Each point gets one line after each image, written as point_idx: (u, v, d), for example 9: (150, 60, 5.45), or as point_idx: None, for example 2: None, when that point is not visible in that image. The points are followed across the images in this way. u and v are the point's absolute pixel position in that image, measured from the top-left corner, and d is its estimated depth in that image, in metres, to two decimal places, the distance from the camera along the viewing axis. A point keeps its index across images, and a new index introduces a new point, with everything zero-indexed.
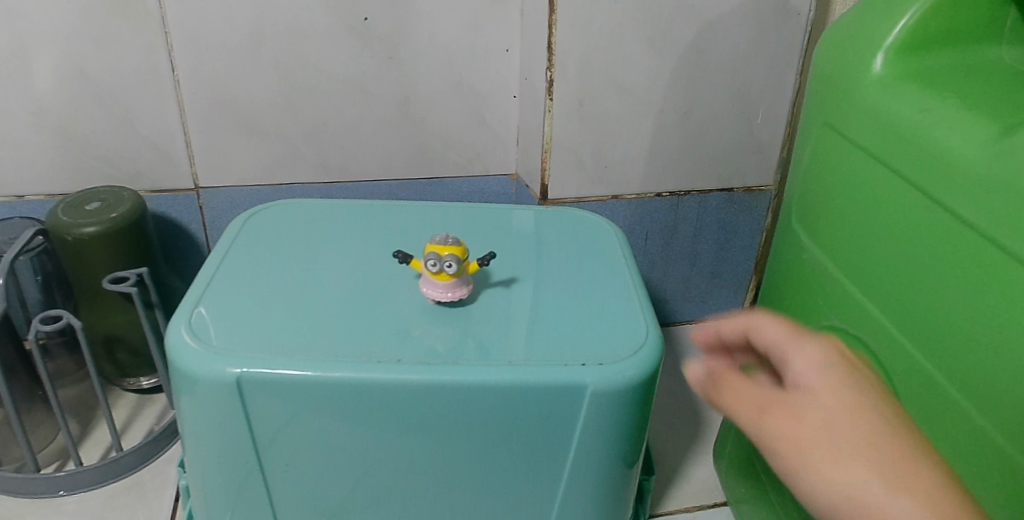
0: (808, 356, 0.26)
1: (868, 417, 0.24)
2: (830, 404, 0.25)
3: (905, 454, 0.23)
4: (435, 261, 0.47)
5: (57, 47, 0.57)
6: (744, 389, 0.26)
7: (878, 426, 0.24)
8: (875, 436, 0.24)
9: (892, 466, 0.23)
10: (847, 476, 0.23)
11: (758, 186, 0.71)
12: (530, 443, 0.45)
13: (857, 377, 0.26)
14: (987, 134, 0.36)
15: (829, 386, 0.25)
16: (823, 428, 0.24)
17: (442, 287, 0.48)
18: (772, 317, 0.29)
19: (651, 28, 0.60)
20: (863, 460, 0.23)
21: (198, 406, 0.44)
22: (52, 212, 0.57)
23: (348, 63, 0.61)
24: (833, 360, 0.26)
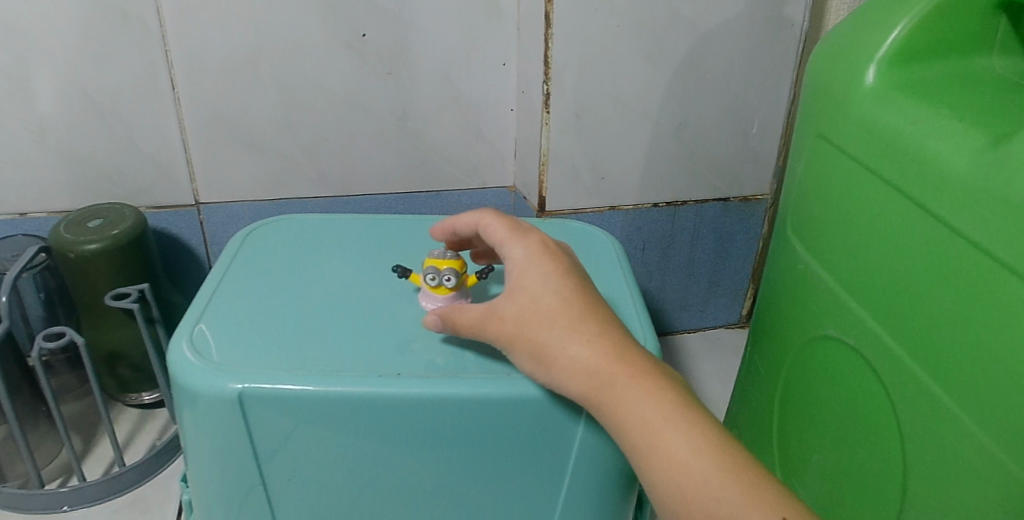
0: (514, 255, 0.42)
1: (531, 305, 0.39)
2: (509, 305, 0.40)
3: (552, 317, 0.38)
4: (433, 275, 0.48)
5: (59, 67, 0.57)
6: (469, 316, 0.42)
7: (540, 304, 0.39)
8: (528, 309, 0.39)
9: (532, 323, 0.39)
10: (525, 342, 0.39)
11: (754, 196, 0.71)
12: (530, 455, 0.45)
13: (537, 273, 0.40)
14: (979, 146, 0.36)
15: (515, 287, 0.40)
16: (506, 319, 0.40)
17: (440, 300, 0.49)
18: (496, 216, 0.44)
19: (646, 41, 0.60)
20: (515, 331, 0.39)
21: (200, 422, 0.44)
22: (55, 229, 0.57)
23: (346, 78, 0.62)
24: (527, 256, 0.41)
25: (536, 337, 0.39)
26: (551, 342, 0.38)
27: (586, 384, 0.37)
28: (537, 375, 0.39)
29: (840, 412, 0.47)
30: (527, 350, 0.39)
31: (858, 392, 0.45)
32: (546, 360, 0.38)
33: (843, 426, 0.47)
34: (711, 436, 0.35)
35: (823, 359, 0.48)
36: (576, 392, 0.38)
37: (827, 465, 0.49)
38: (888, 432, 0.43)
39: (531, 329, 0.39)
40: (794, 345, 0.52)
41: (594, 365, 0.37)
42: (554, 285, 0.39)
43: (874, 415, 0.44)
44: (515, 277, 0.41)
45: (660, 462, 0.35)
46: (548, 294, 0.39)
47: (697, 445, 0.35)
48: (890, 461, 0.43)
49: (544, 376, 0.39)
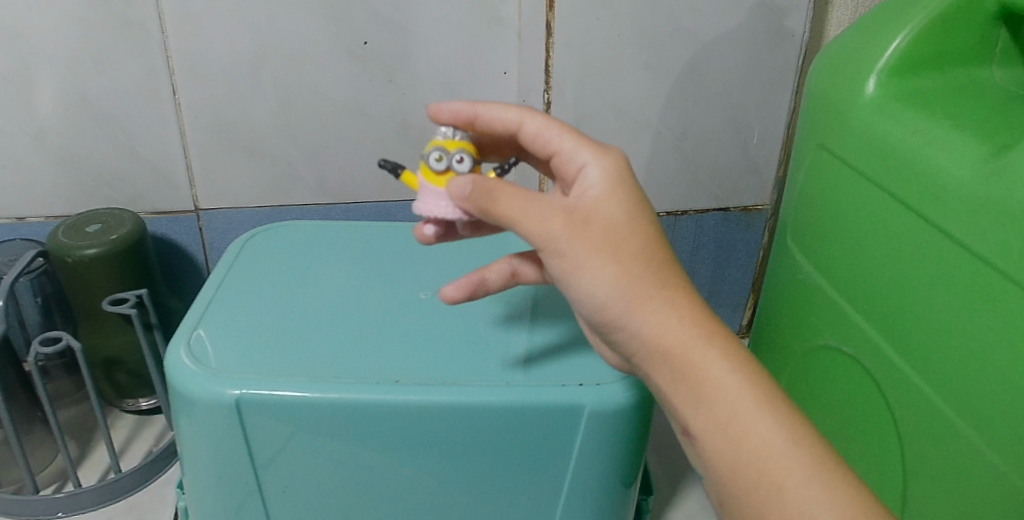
0: (591, 165, 0.35)
1: (626, 229, 0.34)
2: (583, 225, 0.34)
3: (649, 250, 0.34)
4: (442, 155, 0.38)
5: (59, 72, 0.57)
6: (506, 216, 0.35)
7: (638, 231, 0.34)
8: (619, 233, 0.34)
9: (623, 248, 0.34)
10: (611, 264, 0.34)
11: (754, 206, 0.71)
12: (529, 463, 0.45)
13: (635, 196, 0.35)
14: (979, 157, 0.36)
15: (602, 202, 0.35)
16: (579, 240, 0.34)
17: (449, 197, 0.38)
18: (560, 126, 0.37)
19: (647, 51, 0.60)
20: (595, 247, 0.34)
21: (197, 427, 0.44)
22: (53, 234, 0.57)
23: (345, 86, 0.61)
24: (608, 175, 0.35)
25: (626, 262, 0.34)
26: (641, 276, 0.34)
27: (663, 331, 0.34)
28: (599, 300, 0.35)
29: (841, 422, 0.47)
30: (608, 271, 0.34)
31: (859, 403, 0.45)
32: (630, 292, 0.34)
33: (844, 437, 0.47)
34: (791, 411, 0.32)
35: (823, 369, 0.48)
36: (644, 334, 0.34)
37: None
38: (887, 443, 0.43)
39: (621, 255, 0.34)
40: (795, 355, 0.51)
41: (676, 314, 0.34)
42: (654, 218, 0.35)
43: (874, 424, 0.44)
44: (605, 192, 0.35)
45: (744, 455, 0.32)
46: (645, 221, 0.35)
47: (773, 421, 0.32)
48: (890, 471, 0.43)
49: (608, 299, 0.34)
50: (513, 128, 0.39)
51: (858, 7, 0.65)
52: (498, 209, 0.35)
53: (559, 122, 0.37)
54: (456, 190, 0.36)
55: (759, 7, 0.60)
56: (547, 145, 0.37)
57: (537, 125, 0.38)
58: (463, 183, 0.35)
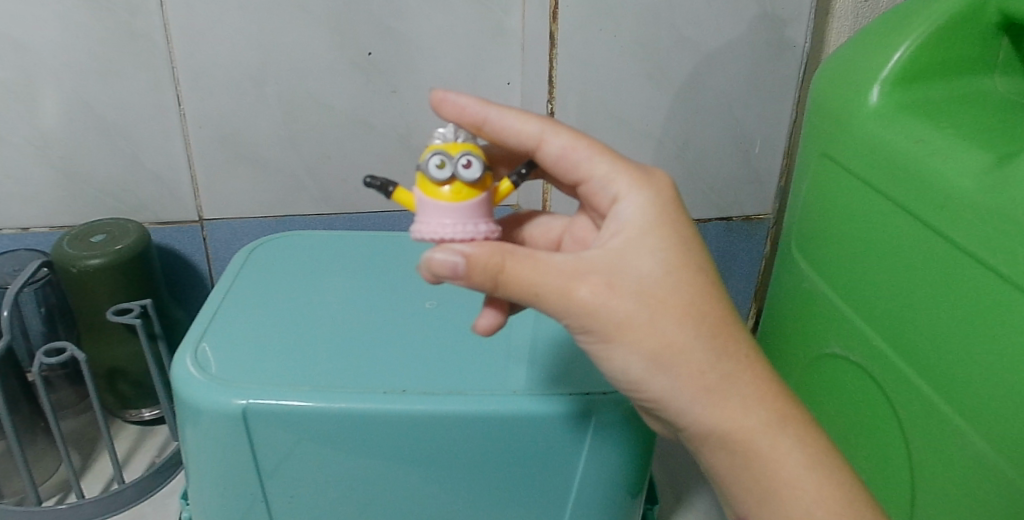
0: (632, 208, 0.34)
1: (659, 289, 0.32)
2: (626, 276, 0.32)
3: (682, 309, 0.32)
4: (445, 161, 0.33)
5: (65, 83, 0.57)
6: (519, 277, 0.31)
7: (668, 287, 0.32)
8: (656, 295, 0.32)
9: (653, 308, 0.32)
10: (645, 338, 0.32)
11: (756, 215, 0.71)
12: (535, 473, 0.45)
13: (659, 239, 0.33)
14: (982, 165, 0.37)
15: (621, 253, 0.32)
16: (623, 295, 0.32)
17: (453, 215, 0.34)
18: (588, 144, 0.35)
19: (650, 62, 0.61)
20: (627, 317, 0.32)
21: (202, 438, 0.44)
22: (57, 244, 0.57)
23: (349, 97, 0.61)
24: (649, 214, 0.33)
25: (659, 331, 0.32)
26: (680, 346, 0.32)
27: (711, 401, 0.33)
28: (633, 372, 0.33)
29: (848, 431, 0.47)
30: (643, 345, 0.32)
31: (865, 412, 0.45)
32: (668, 363, 0.33)
33: (850, 446, 0.47)
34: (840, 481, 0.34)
35: (828, 377, 0.48)
36: (688, 405, 0.34)
37: None
38: (893, 451, 0.43)
39: (656, 323, 0.32)
40: (800, 364, 0.51)
41: (718, 380, 0.33)
42: (680, 264, 0.33)
43: (879, 432, 0.44)
44: (629, 243, 0.33)
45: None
46: (672, 270, 0.32)
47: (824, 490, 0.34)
48: (896, 479, 0.43)
49: (642, 371, 0.33)
50: (530, 145, 0.36)
51: (857, 18, 0.65)
52: (505, 285, 0.32)
53: (585, 140, 0.36)
54: (440, 268, 0.32)
55: (761, 18, 0.61)
56: (573, 165, 0.36)
57: (562, 142, 0.35)
58: (446, 258, 0.31)
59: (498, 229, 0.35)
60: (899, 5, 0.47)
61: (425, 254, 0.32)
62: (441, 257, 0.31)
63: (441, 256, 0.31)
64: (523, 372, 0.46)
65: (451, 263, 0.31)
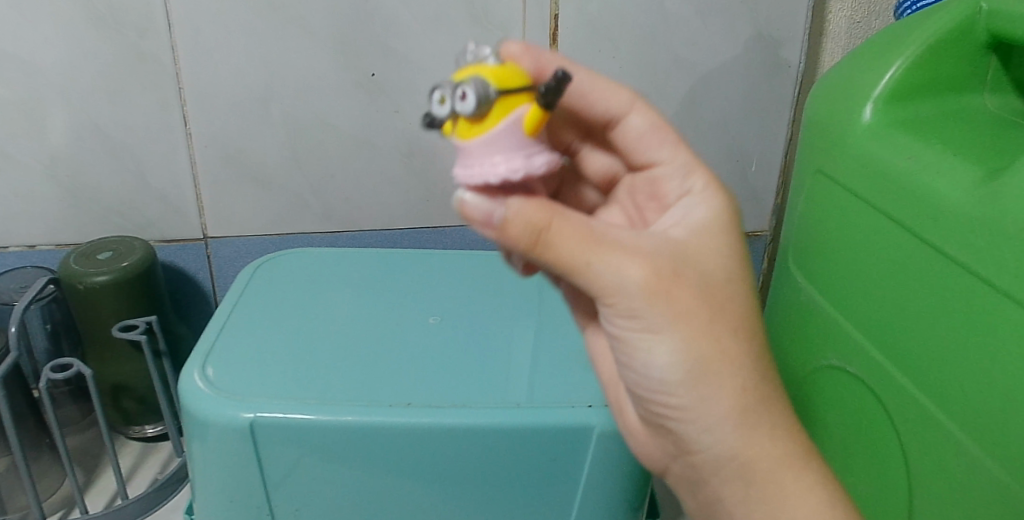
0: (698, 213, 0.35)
1: (720, 292, 0.31)
2: (687, 270, 0.31)
3: (738, 320, 0.32)
4: (444, 97, 0.29)
5: (73, 104, 0.58)
6: (572, 241, 0.29)
7: (728, 294, 0.32)
8: (717, 295, 0.31)
9: (711, 308, 0.31)
10: (695, 336, 0.31)
11: (753, 232, 0.71)
12: (536, 487, 0.45)
13: (721, 238, 0.33)
14: (973, 179, 0.38)
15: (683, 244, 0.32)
16: (683, 286, 0.30)
17: (486, 153, 0.29)
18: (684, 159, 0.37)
19: (647, 83, 0.62)
20: (682, 310, 0.30)
21: (209, 451, 0.44)
22: (64, 261, 0.58)
23: (353, 117, 0.62)
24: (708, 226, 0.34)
25: (710, 330, 0.31)
26: (727, 359, 0.31)
27: (743, 422, 0.32)
28: (667, 375, 0.31)
29: (845, 441, 0.48)
30: (688, 344, 0.31)
31: (862, 423, 0.46)
32: (709, 373, 0.31)
33: (846, 456, 0.47)
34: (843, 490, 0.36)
35: (825, 390, 0.49)
36: (720, 421, 0.32)
37: None
38: (890, 461, 0.43)
39: (704, 326, 0.31)
40: (797, 377, 0.52)
41: (754, 405, 0.32)
42: (741, 266, 0.33)
43: (876, 442, 0.44)
44: (696, 231, 0.33)
45: None
46: (734, 272, 0.32)
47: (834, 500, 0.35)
48: (892, 488, 0.43)
49: (680, 374, 0.31)
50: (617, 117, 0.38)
51: (851, 39, 0.66)
52: (551, 247, 0.29)
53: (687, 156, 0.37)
54: (476, 213, 0.29)
55: (756, 39, 0.62)
56: (647, 149, 0.38)
57: (646, 121, 0.38)
58: (482, 205, 0.29)
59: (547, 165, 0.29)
60: (891, 25, 0.48)
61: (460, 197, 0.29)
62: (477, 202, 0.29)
63: (476, 200, 0.29)
64: (525, 387, 0.46)
65: (485, 208, 0.29)
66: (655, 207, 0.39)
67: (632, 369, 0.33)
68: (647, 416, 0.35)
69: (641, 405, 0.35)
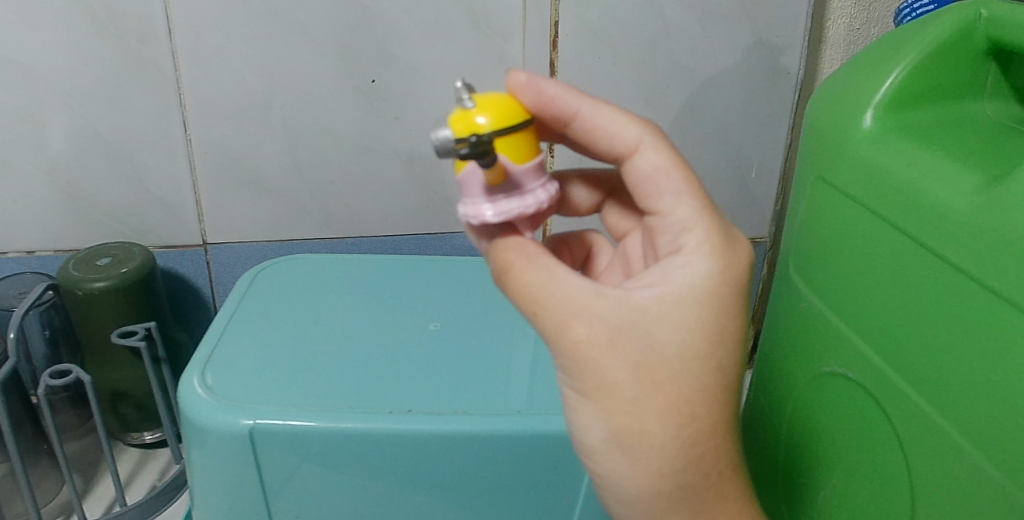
0: (677, 278, 0.31)
1: (662, 370, 0.31)
2: (629, 348, 0.30)
3: (676, 401, 0.31)
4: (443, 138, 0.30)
5: (74, 109, 0.58)
6: (523, 287, 0.31)
7: (673, 373, 0.31)
8: (654, 373, 0.30)
9: (645, 384, 0.30)
10: (618, 413, 0.31)
11: (753, 238, 0.71)
12: (536, 494, 0.45)
13: (693, 310, 0.31)
14: (973, 186, 0.38)
15: (648, 310, 0.30)
16: (614, 364, 0.30)
17: (471, 197, 0.31)
18: (696, 206, 0.32)
19: (647, 89, 0.62)
20: (611, 380, 0.30)
21: (209, 458, 0.44)
22: (64, 267, 0.58)
23: (353, 123, 0.62)
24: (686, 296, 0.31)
25: (637, 411, 0.31)
26: (647, 438, 0.31)
27: (661, 497, 0.33)
28: (585, 437, 0.32)
29: (844, 448, 0.47)
30: (609, 415, 0.31)
31: (863, 430, 0.45)
32: (626, 445, 0.31)
33: (846, 464, 0.47)
34: None
35: (825, 397, 0.49)
36: (635, 494, 0.33)
37: (827, 503, 0.49)
38: (891, 467, 0.43)
39: (632, 400, 0.31)
40: (797, 385, 0.52)
41: (671, 486, 0.33)
42: (703, 345, 0.31)
43: (876, 449, 0.44)
44: (666, 296, 0.31)
45: None
46: (692, 347, 0.31)
47: None
48: (893, 496, 0.43)
49: (598, 438, 0.32)
50: (622, 153, 0.33)
51: (849, 46, 0.66)
52: (513, 283, 0.32)
53: (698, 202, 0.32)
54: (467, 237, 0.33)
55: (755, 46, 0.62)
56: (654, 193, 0.33)
57: (659, 160, 0.32)
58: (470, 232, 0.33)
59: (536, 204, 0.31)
60: (892, 31, 0.48)
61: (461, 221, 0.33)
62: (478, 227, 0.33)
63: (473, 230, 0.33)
64: (526, 394, 0.46)
65: (479, 234, 0.33)
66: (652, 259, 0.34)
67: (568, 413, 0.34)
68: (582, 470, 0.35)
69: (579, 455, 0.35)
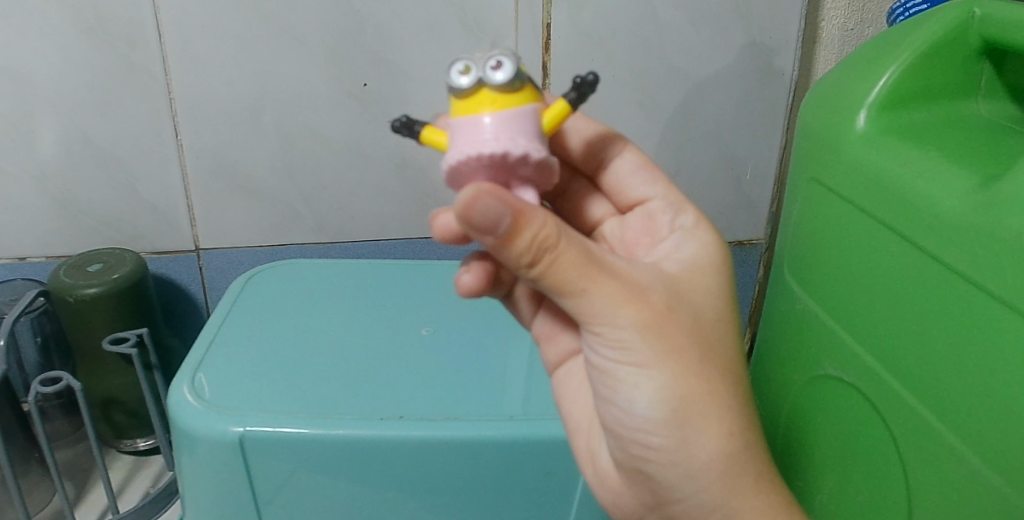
0: (689, 252, 0.37)
1: (710, 330, 0.33)
2: (682, 311, 0.32)
3: (726, 359, 0.34)
4: (472, 67, 0.31)
5: (64, 115, 0.58)
6: (567, 270, 0.29)
7: (716, 333, 0.34)
8: (706, 334, 0.33)
9: (703, 343, 0.33)
10: (686, 377, 0.32)
11: (749, 240, 0.71)
12: (530, 500, 0.45)
13: (713, 278, 0.36)
14: (968, 186, 0.38)
15: (677, 282, 0.34)
16: (676, 328, 0.32)
17: (517, 128, 0.31)
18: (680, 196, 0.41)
19: (641, 91, 0.62)
20: (673, 348, 0.32)
21: (200, 466, 0.44)
22: (55, 273, 0.57)
23: (345, 127, 0.61)
24: (701, 264, 0.36)
25: (702, 371, 0.32)
26: (714, 398, 0.33)
27: (724, 469, 0.34)
28: (651, 414, 0.32)
29: (841, 451, 0.47)
30: (675, 385, 0.32)
31: (860, 433, 0.45)
32: (694, 413, 0.33)
33: (843, 467, 0.47)
34: None
35: (822, 399, 0.48)
36: (705, 463, 0.33)
37: (825, 507, 0.48)
38: (887, 470, 0.43)
39: (696, 364, 0.32)
40: (794, 387, 0.51)
41: (739, 447, 0.34)
42: (728, 306, 0.35)
43: (874, 452, 0.44)
44: (687, 268, 0.36)
45: None
46: (722, 310, 0.35)
47: None
48: (892, 499, 0.43)
49: (663, 412, 0.32)
50: (614, 147, 0.42)
51: (843, 47, 0.66)
52: (552, 268, 0.29)
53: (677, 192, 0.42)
54: (485, 220, 0.27)
55: (748, 47, 0.62)
56: (638, 185, 0.42)
57: (637, 160, 0.42)
58: (493, 209, 0.27)
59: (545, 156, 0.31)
60: (884, 32, 0.48)
61: (467, 194, 0.27)
62: (489, 203, 0.27)
63: (494, 202, 0.27)
64: (520, 399, 0.46)
65: (498, 215, 0.28)
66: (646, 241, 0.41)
67: (611, 405, 0.33)
68: (623, 459, 0.35)
69: (618, 447, 0.35)
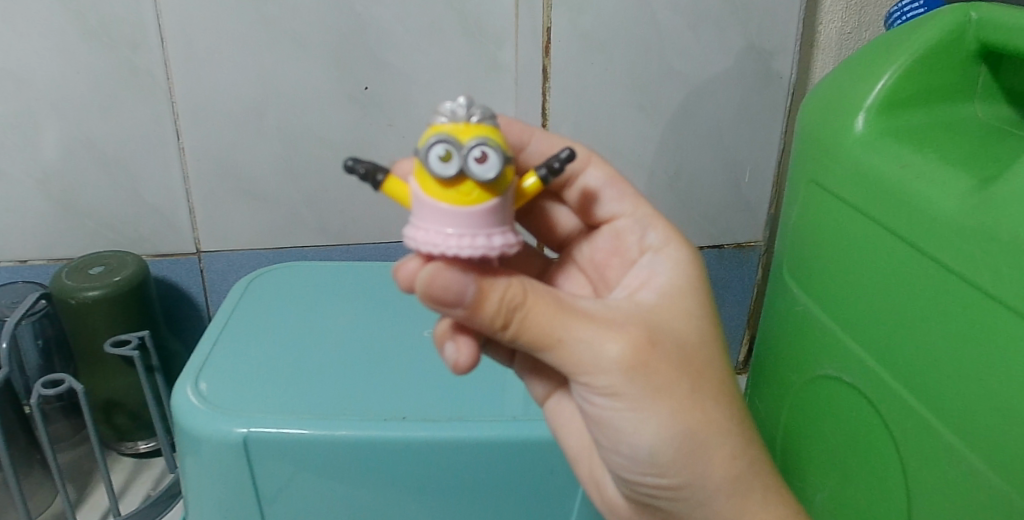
0: (661, 279, 0.36)
1: (696, 355, 0.32)
2: (665, 345, 0.31)
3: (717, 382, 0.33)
4: (453, 151, 0.27)
5: (67, 118, 0.58)
6: (539, 324, 0.29)
7: (702, 356, 0.33)
8: (696, 362, 0.32)
9: (692, 374, 0.32)
10: (680, 410, 0.31)
11: (748, 242, 0.71)
12: (532, 501, 0.45)
13: (691, 299, 0.34)
14: (964, 189, 0.38)
15: (655, 311, 0.33)
16: (661, 364, 0.31)
17: (491, 225, 0.28)
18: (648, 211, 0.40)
19: (641, 94, 0.63)
20: (664, 386, 0.31)
21: (202, 467, 0.44)
22: (57, 276, 0.58)
23: (347, 130, 0.62)
24: (677, 287, 0.35)
25: (695, 402, 0.32)
26: (714, 427, 0.32)
27: (726, 482, 0.33)
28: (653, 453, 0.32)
29: (841, 451, 0.47)
30: (669, 423, 0.31)
31: (858, 433, 0.45)
32: (692, 444, 0.32)
33: (843, 466, 0.47)
34: None
35: (822, 399, 0.49)
36: (709, 479, 0.33)
37: (826, 506, 0.49)
38: (886, 469, 0.43)
39: (688, 397, 0.31)
40: (793, 386, 0.52)
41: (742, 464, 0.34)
42: (709, 322, 0.34)
43: (873, 452, 0.44)
44: (662, 294, 0.34)
45: None
46: (704, 332, 0.34)
47: None
48: (892, 499, 0.43)
49: (665, 443, 0.32)
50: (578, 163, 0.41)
51: (841, 50, 0.67)
52: (524, 324, 0.29)
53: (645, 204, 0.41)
54: (448, 294, 0.29)
55: (747, 50, 0.62)
56: (606, 200, 0.41)
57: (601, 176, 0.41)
58: (452, 281, 0.29)
59: (518, 240, 0.29)
60: (881, 35, 0.48)
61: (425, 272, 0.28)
62: (446, 277, 0.29)
63: (453, 276, 0.29)
64: (521, 401, 0.46)
65: (458, 288, 0.29)
66: (619, 263, 0.41)
67: (614, 448, 0.33)
68: (632, 494, 0.36)
69: (625, 484, 0.36)
